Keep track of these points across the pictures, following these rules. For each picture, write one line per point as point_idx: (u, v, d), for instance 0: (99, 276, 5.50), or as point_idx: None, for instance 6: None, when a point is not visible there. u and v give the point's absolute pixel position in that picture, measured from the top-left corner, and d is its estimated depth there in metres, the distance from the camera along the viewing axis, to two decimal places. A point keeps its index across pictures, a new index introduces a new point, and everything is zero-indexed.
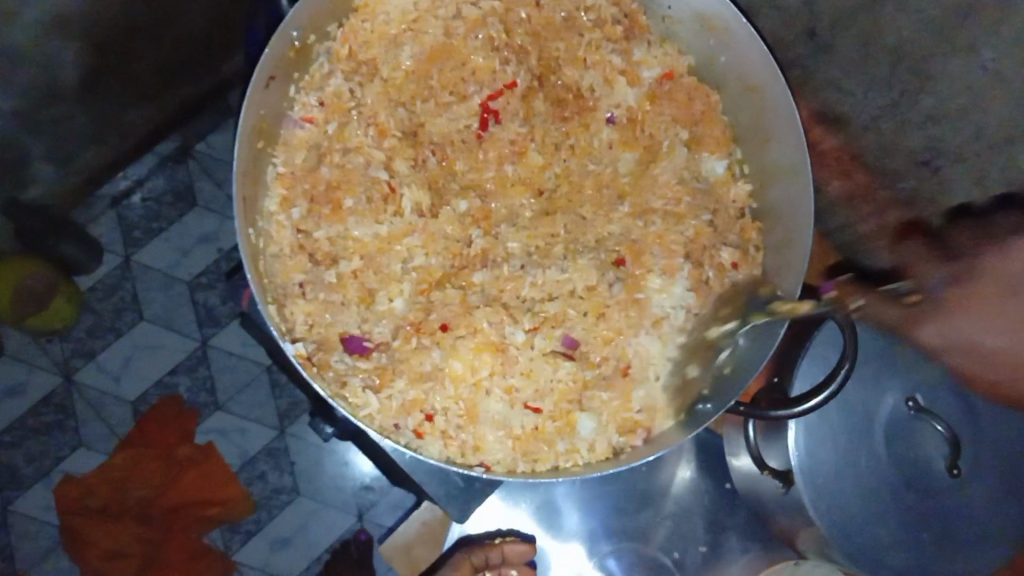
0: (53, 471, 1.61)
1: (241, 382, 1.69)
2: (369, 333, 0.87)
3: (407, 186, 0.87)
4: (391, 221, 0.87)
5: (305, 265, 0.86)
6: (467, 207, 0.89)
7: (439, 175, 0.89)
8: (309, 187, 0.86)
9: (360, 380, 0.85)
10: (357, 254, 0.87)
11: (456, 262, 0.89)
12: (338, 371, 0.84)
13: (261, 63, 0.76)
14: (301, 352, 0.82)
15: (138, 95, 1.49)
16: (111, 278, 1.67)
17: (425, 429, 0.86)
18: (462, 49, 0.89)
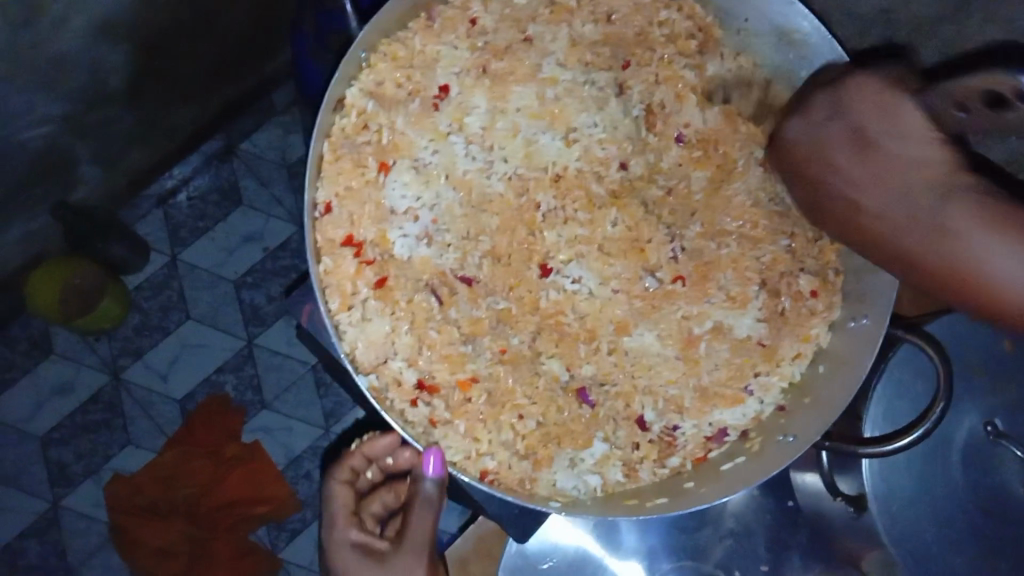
0: (103, 469, 1.61)
1: (289, 379, 1.68)
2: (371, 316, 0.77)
3: (447, 187, 0.80)
4: (406, 214, 0.79)
5: (359, 271, 0.77)
6: (523, 209, 0.81)
7: (523, 198, 0.81)
8: (358, 210, 0.77)
9: (400, 362, 0.77)
10: (375, 241, 0.78)
11: (534, 294, 0.81)
12: (389, 372, 0.76)
13: (332, 83, 0.73)
14: (376, 384, 0.75)
15: (183, 96, 1.48)
16: (158, 278, 1.66)
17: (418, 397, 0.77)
18: (526, 59, 0.81)
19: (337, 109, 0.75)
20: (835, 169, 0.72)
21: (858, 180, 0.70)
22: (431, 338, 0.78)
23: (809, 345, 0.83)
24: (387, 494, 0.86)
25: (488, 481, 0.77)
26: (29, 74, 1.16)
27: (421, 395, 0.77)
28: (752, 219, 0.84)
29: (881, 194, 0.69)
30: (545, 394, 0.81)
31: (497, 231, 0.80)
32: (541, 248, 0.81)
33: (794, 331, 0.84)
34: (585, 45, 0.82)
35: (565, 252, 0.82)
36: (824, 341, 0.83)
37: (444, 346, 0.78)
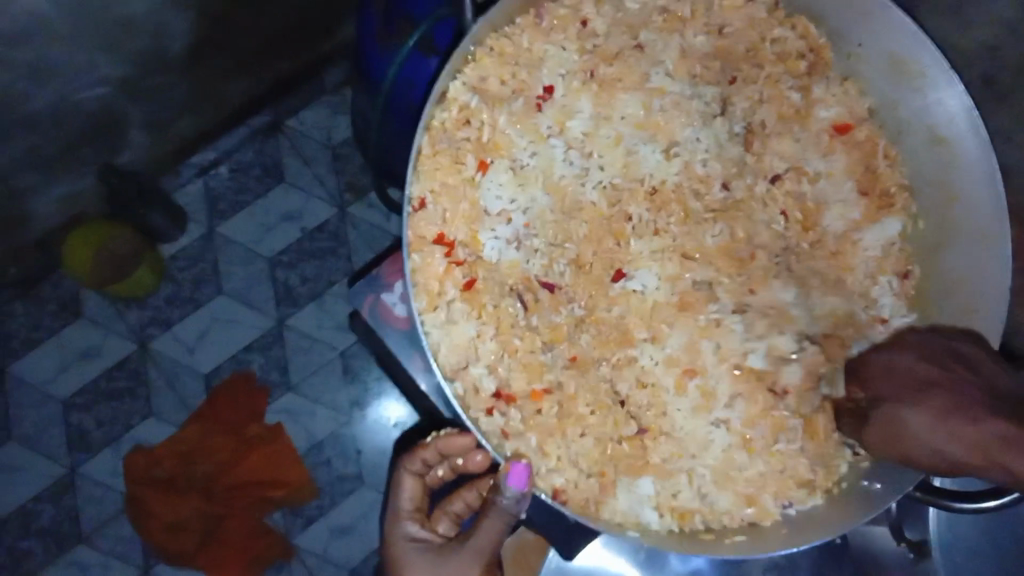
0: (122, 437, 1.52)
1: (315, 364, 1.57)
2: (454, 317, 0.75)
3: (541, 192, 0.77)
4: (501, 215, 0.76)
5: (444, 272, 0.74)
6: (614, 219, 0.78)
7: (620, 207, 0.78)
8: (449, 209, 0.75)
9: (481, 369, 0.75)
10: (463, 242, 0.75)
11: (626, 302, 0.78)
12: (470, 377, 0.74)
13: (438, 76, 0.71)
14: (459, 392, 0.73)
15: (240, 67, 1.45)
16: (194, 248, 1.58)
17: (497, 407, 0.74)
18: (634, 67, 0.78)
19: (438, 102, 0.74)
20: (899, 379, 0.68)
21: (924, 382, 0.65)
22: (515, 346, 0.75)
23: None
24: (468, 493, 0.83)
25: (558, 500, 0.74)
26: (94, 29, 1.13)
27: (498, 404, 0.75)
28: (850, 249, 0.81)
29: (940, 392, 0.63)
30: (620, 413, 0.77)
31: (590, 242, 0.77)
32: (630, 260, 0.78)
33: None
34: (695, 57, 0.80)
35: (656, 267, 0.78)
36: None
37: (525, 355, 0.75)
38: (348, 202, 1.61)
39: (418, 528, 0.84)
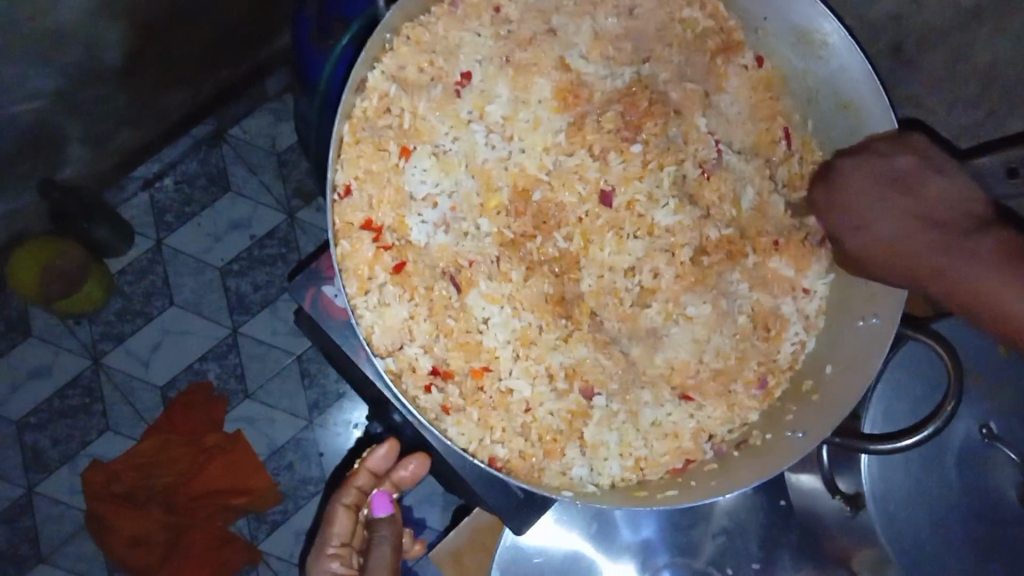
0: (79, 455, 1.51)
1: (271, 370, 1.58)
2: (388, 302, 0.76)
3: (467, 175, 0.79)
4: (427, 203, 0.78)
5: (374, 257, 0.75)
6: (542, 199, 0.80)
7: (544, 185, 0.80)
8: (376, 193, 0.76)
9: (415, 348, 0.76)
10: (394, 229, 0.77)
11: (554, 274, 0.81)
12: (408, 356, 0.76)
13: (355, 65, 0.71)
14: (393, 368, 0.74)
15: (180, 76, 1.45)
16: (142, 262, 1.58)
17: (435, 384, 0.76)
18: (549, 52, 0.81)
19: (359, 91, 0.74)
20: (854, 211, 0.72)
21: (879, 204, 0.70)
22: (447, 325, 0.77)
23: (824, 360, 0.80)
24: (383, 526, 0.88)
25: (497, 469, 0.76)
26: (24, 41, 1.12)
27: (436, 380, 0.76)
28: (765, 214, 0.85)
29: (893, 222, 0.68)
30: (554, 386, 0.79)
31: (518, 221, 0.79)
32: (554, 235, 0.80)
33: (789, 337, 0.83)
34: (606, 40, 0.83)
35: (581, 242, 0.81)
36: (827, 349, 0.81)
37: (457, 337, 0.77)
38: (296, 207, 1.63)
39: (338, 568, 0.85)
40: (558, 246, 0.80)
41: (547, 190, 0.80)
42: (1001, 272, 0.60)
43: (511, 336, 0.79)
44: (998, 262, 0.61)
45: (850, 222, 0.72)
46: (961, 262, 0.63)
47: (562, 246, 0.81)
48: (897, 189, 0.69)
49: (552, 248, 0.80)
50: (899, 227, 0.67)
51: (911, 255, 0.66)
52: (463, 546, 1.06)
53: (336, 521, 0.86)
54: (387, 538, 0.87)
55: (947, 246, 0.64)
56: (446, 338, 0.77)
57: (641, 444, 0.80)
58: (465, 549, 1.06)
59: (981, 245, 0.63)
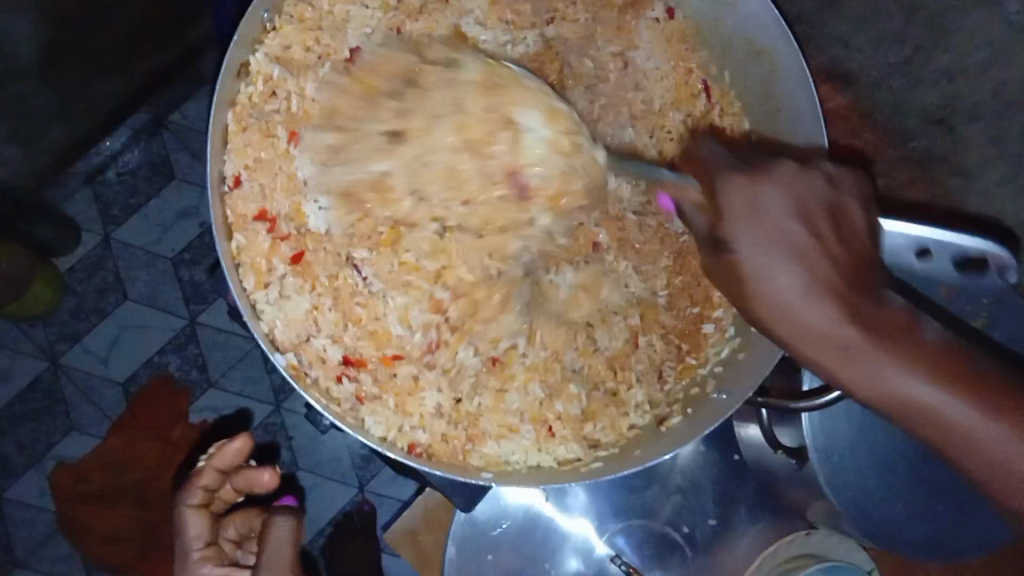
0: (44, 457, 1.41)
1: (234, 357, 1.46)
2: (287, 294, 0.74)
3: None
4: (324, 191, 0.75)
5: (277, 250, 0.74)
6: (433, 179, 0.75)
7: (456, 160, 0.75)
8: (269, 182, 0.74)
9: (324, 340, 0.75)
10: (294, 220, 0.75)
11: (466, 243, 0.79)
12: (316, 349, 0.75)
13: (232, 48, 0.71)
14: (293, 362, 0.73)
15: (108, 68, 1.28)
16: (92, 257, 1.44)
17: (348, 373, 0.76)
18: (441, 20, 0.80)
19: (241, 76, 0.73)
20: (751, 226, 0.69)
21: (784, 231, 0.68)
22: (358, 313, 0.77)
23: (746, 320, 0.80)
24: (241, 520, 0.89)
25: (416, 454, 0.76)
26: None
27: (348, 370, 0.76)
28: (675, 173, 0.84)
29: (790, 264, 0.67)
30: (472, 366, 0.79)
31: (427, 203, 0.76)
32: (459, 215, 0.78)
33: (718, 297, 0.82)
34: (504, 4, 0.81)
35: None
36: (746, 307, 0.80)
37: (367, 325, 0.77)
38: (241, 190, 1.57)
39: (211, 568, 0.85)
40: (469, 227, 0.77)
41: None
42: (918, 360, 0.65)
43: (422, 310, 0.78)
44: (881, 337, 0.66)
45: (760, 242, 0.68)
46: (881, 340, 0.66)
47: (474, 225, 0.77)
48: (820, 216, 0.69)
49: (459, 220, 0.78)
50: (829, 280, 0.66)
51: (834, 311, 0.66)
52: (418, 526, 1.07)
53: (191, 525, 0.85)
54: (285, 525, 0.85)
55: (871, 315, 0.66)
56: (357, 325, 0.77)
57: (553, 419, 0.80)
58: (420, 528, 1.07)
59: (887, 316, 0.67)
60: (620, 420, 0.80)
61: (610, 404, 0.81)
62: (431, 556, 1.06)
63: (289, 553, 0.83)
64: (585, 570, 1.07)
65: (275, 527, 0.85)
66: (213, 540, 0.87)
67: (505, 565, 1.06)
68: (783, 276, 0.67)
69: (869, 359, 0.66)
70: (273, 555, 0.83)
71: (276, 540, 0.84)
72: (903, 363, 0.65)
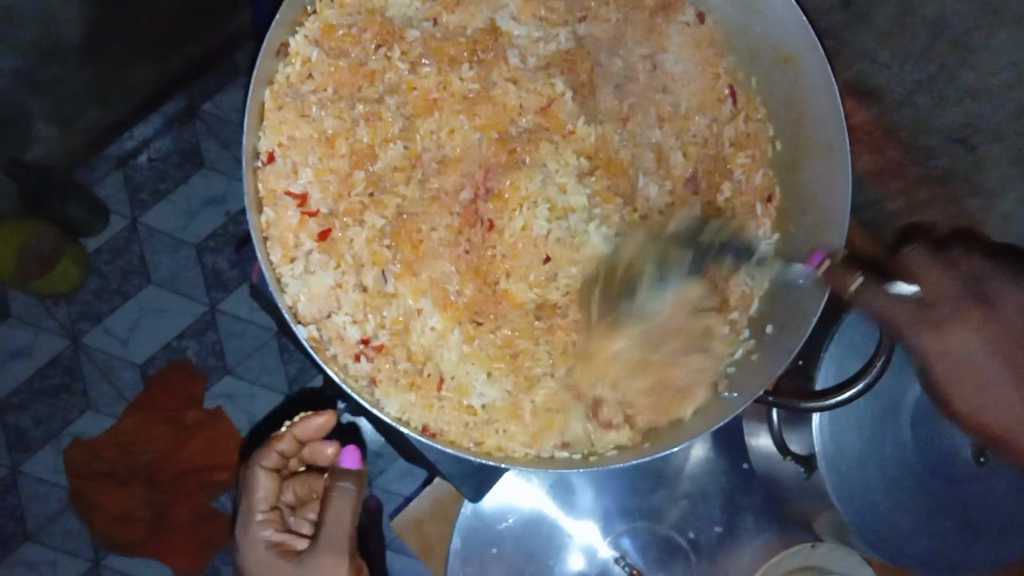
0: (60, 434, 1.42)
1: (250, 346, 1.47)
2: (311, 270, 0.76)
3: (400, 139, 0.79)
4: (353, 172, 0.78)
5: (305, 227, 0.76)
6: (468, 158, 0.80)
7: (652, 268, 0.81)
8: (297, 160, 0.76)
9: (343, 317, 0.77)
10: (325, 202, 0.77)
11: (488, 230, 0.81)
12: (335, 327, 0.77)
13: (273, 29, 0.73)
14: (314, 334, 0.75)
15: (148, 53, 1.30)
16: (119, 239, 1.46)
17: (363, 352, 0.77)
18: (478, 14, 0.82)
19: (280, 56, 0.75)
20: (961, 361, 0.76)
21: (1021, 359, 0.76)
22: (375, 293, 0.78)
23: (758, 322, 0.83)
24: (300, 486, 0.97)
25: (430, 436, 0.78)
26: None
27: (366, 350, 0.78)
28: (697, 176, 0.86)
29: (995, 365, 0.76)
30: (483, 352, 0.81)
31: (456, 203, 0.80)
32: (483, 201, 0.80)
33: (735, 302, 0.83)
34: (538, 0, 0.84)
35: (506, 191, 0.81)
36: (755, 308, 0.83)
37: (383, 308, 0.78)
38: None
39: (273, 532, 0.91)
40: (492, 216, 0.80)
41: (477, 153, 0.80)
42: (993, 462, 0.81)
43: (433, 300, 0.79)
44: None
45: (970, 339, 0.75)
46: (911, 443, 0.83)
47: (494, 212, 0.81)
48: (981, 302, 0.76)
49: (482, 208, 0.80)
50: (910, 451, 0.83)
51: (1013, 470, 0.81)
52: (422, 517, 1.07)
53: (261, 485, 0.93)
54: (352, 488, 0.88)
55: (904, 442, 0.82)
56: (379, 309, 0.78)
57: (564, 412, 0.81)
58: (425, 518, 1.07)
59: None
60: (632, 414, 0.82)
61: None
62: (435, 545, 1.07)
63: (348, 522, 0.87)
64: (588, 570, 1.08)
65: (335, 500, 0.87)
66: (274, 505, 0.94)
67: (508, 560, 1.06)
68: (980, 362, 0.76)
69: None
70: (332, 528, 0.87)
71: (336, 510, 0.87)
72: None
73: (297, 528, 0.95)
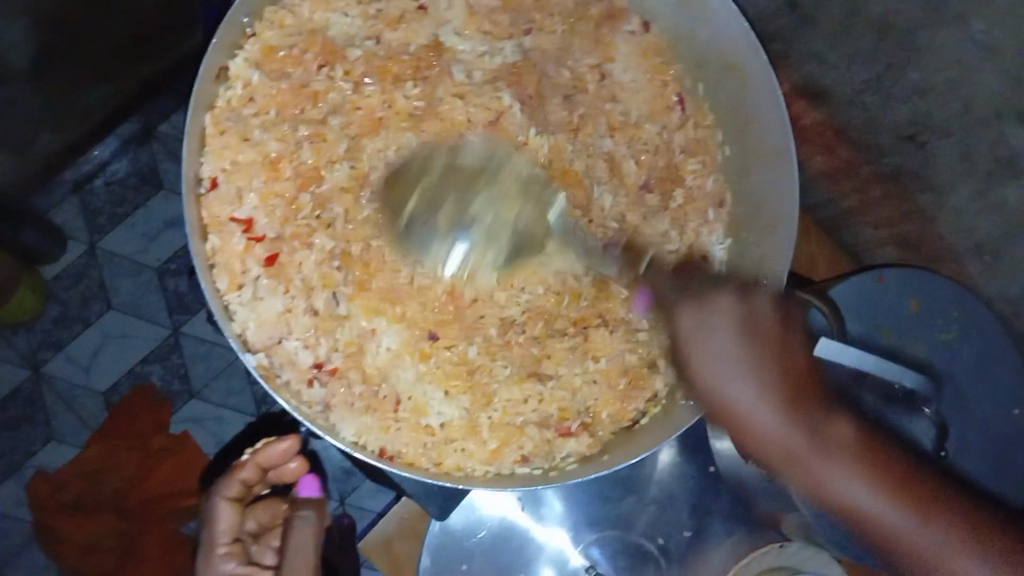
0: (24, 466, 1.39)
1: (216, 368, 1.45)
2: (258, 295, 0.75)
3: (348, 158, 0.78)
4: (300, 195, 0.77)
5: (257, 251, 0.76)
6: (419, 176, 0.80)
7: (512, 245, 0.82)
8: (245, 184, 0.75)
9: (296, 341, 0.76)
10: (274, 226, 0.76)
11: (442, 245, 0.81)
12: (288, 351, 0.76)
13: (213, 54, 0.72)
14: (264, 363, 0.73)
15: (97, 76, 1.28)
16: (78, 266, 1.43)
17: (316, 376, 0.77)
18: (421, 30, 0.81)
19: (220, 80, 0.75)
20: (719, 379, 0.70)
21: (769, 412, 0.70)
22: (326, 317, 0.77)
23: None
24: (262, 513, 0.95)
25: (388, 459, 0.78)
26: None
27: (319, 374, 0.77)
28: (649, 184, 0.86)
29: (773, 417, 0.69)
30: (438, 371, 0.80)
31: (405, 219, 0.80)
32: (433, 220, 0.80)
33: None
34: (481, 14, 0.83)
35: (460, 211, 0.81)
36: None
37: (335, 332, 0.77)
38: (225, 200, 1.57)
39: (235, 566, 0.87)
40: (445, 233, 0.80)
41: (426, 171, 0.80)
42: (936, 515, 0.70)
43: (387, 320, 0.79)
44: (862, 476, 0.71)
45: (735, 374, 0.70)
46: (864, 477, 0.71)
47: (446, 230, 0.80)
48: (780, 348, 0.70)
49: (432, 227, 0.80)
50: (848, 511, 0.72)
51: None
52: (392, 537, 1.06)
53: (223, 515, 0.90)
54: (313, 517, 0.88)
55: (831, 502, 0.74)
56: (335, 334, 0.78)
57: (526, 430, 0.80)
58: (395, 539, 1.06)
59: (845, 438, 0.72)
60: (592, 422, 0.82)
61: (582, 413, 0.82)
62: (405, 563, 1.06)
63: (312, 553, 0.85)
64: None
65: (296, 527, 0.88)
66: (237, 538, 0.90)
67: None
68: (755, 411, 0.70)
69: (864, 505, 0.71)
70: (297, 555, 0.84)
71: (300, 538, 0.86)
72: (874, 481, 0.70)
73: (262, 559, 0.91)
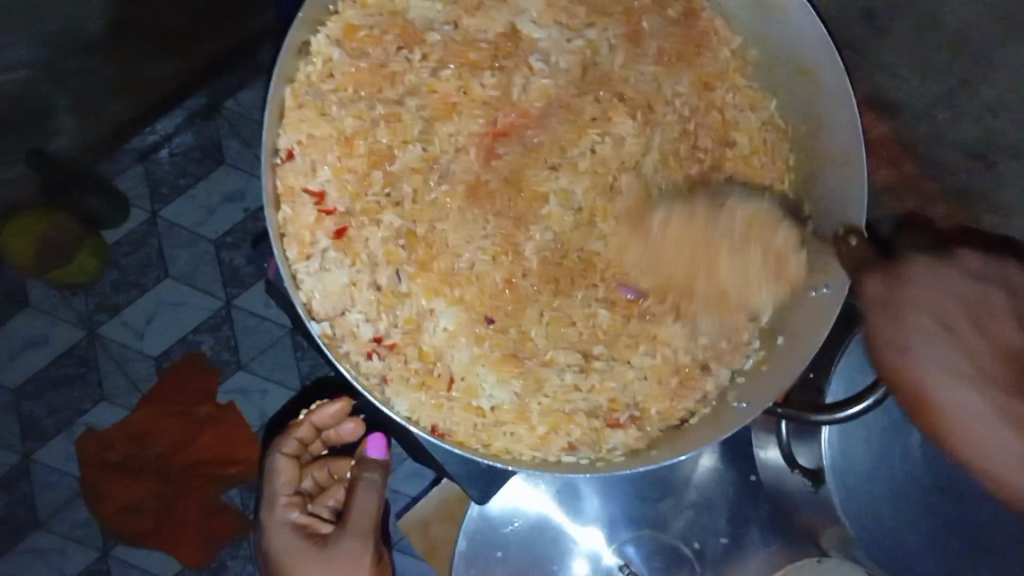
0: (75, 422, 1.42)
1: (264, 342, 1.46)
2: (326, 266, 0.77)
3: (417, 139, 0.80)
4: (369, 173, 0.79)
5: (325, 223, 0.78)
6: (485, 162, 0.81)
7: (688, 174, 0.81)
8: (318, 158, 0.78)
9: (357, 314, 0.78)
10: (343, 200, 0.79)
11: (502, 232, 0.82)
12: (349, 324, 0.78)
13: (295, 29, 0.74)
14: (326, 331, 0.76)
15: (167, 49, 1.31)
16: (138, 234, 1.45)
17: (376, 350, 0.79)
18: (498, 18, 0.82)
19: (302, 54, 0.77)
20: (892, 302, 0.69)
21: (916, 319, 0.68)
22: (387, 293, 0.79)
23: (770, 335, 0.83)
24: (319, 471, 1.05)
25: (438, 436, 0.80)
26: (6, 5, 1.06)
27: (378, 348, 0.79)
28: None
29: (923, 343, 0.68)
30: (490, 356, 0.81)
31: (470, 205, 0.81)
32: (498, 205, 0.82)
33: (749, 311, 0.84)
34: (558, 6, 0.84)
35: (523, 199, 0.82)
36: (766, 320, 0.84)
37: (393, 308, 0.79)
38: None
39: (297, 515, 0.99)
40: (507, 219, 0.82)
41: (493, 155, 0.81)
42: None
43: (445, 301, 0.81)
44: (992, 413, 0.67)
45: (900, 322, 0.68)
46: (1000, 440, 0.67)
47: (508, 216, 0.82)
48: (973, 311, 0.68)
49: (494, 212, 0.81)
50: (912, 314, 0.68)
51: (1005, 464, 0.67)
52: (428, 518, 1.08)
53: (283, 471, 1.00)
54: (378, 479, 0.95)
55: (866, 300, 0.71)
56: (395, 311, 0.80)
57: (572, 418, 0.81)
58: (432, 518, 1.08)
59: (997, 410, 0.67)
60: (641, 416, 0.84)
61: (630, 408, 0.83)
62: (440, 546, 1.07)
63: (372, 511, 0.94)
64: None
65: (360, 490, 0.94)
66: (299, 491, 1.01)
67: (512, 565, 1.06)
68: (913, 354, 0.68)
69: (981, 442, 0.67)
70: (358, 513, 0.94)
71: (361, 500, 0.94)
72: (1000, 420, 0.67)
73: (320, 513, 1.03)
